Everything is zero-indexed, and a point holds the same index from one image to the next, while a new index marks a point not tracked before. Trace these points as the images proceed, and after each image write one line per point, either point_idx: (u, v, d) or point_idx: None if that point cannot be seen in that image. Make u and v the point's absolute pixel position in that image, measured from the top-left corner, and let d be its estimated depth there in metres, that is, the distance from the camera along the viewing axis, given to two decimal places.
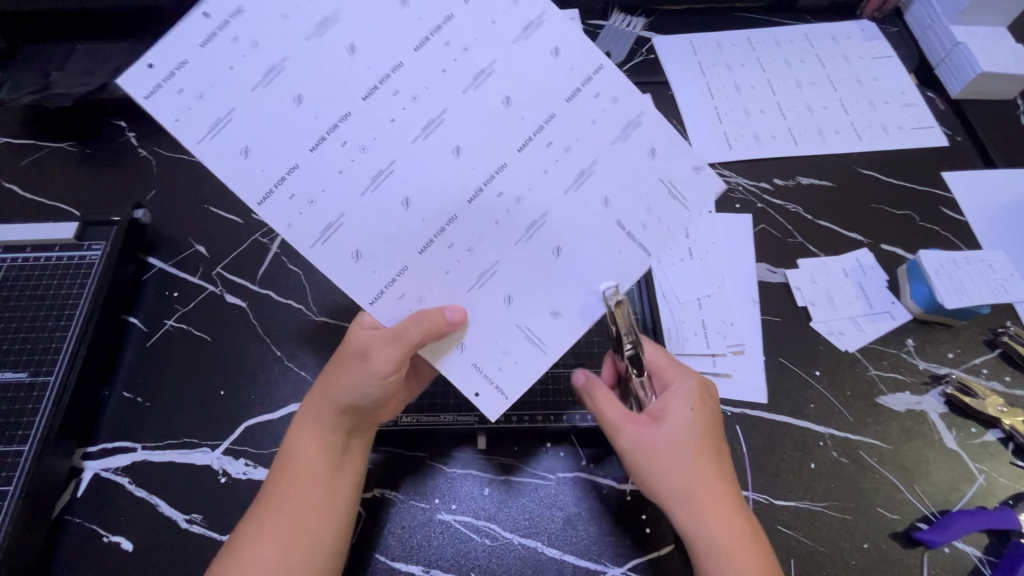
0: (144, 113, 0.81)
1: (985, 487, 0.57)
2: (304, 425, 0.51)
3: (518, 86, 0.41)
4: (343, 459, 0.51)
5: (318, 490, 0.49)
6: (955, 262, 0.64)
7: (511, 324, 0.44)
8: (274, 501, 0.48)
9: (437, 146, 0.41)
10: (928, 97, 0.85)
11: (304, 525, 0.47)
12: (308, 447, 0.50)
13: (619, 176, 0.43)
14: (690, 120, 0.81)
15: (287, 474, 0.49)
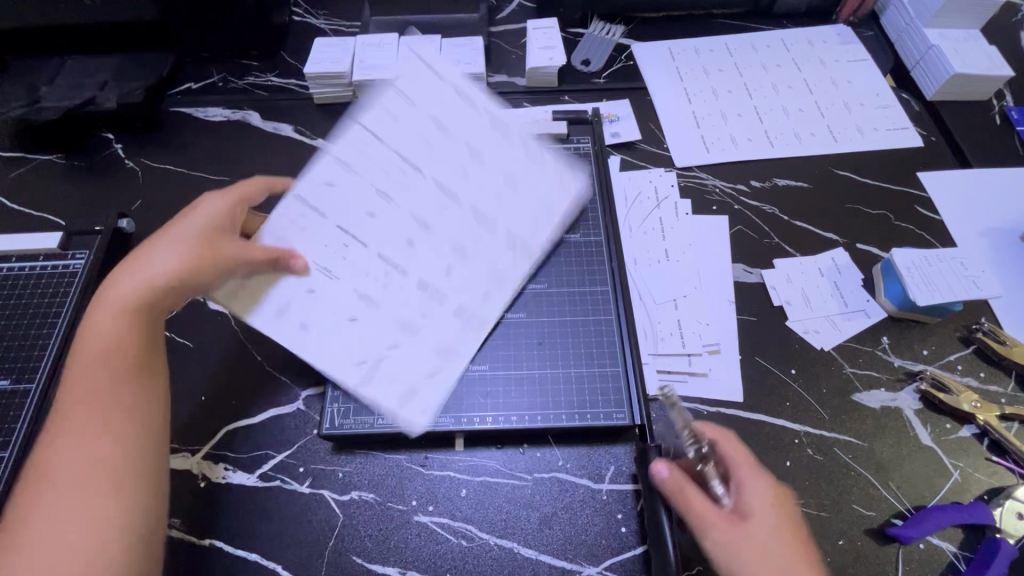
0: (133, 126, 0.83)
1: (960, 483, 0.58)
2: (90, 332, 0.50)
3: (496, 205, 0.62)
4: (130, 372, 0.50)
5: (106, 405, 0.48)
6: (927, 259, 0.65)
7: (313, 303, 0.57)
8: (65, 419, 0.47)
9: (417, 225, 0.60)
10: (904, 98, 0.86)
11: (96, 444, 0.46)
12: (92, 358, 0.49)
13: (462, 304, 0.59)
14: (668, 125, 0.82)
15: (75, 389, 0.48)
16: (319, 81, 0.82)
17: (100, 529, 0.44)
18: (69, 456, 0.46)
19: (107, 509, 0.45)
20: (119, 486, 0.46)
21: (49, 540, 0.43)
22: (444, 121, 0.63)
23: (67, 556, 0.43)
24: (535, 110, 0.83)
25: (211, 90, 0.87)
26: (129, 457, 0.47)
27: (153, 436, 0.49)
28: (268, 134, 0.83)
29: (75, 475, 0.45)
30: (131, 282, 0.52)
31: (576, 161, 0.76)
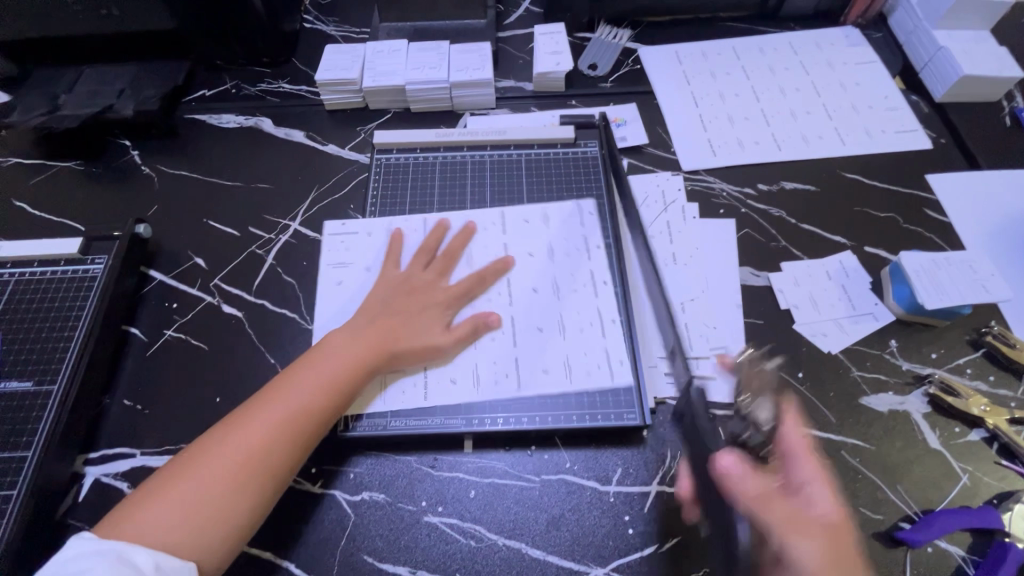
0: (149, 133, 0.85)
1: (969, 487, 0.58)
2: (326, 360, 0.58)
3: (543, 332, 0.64)
4: (323, 418, 0.55)
5: (287, 427, 0.54)
6: (935, 262, 0.65)
7: (346, 296, 0.68)
8: (253, 412, 0.54)
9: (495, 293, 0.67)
10: (913, 99, 0.86)
11: (259, 451, 0.52)
12: (314, 385, 0.56)
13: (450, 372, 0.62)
14: (675, 128, 0.83)
15: (279, 390, 0.56)
16: (329, 87, 0.83)
17: (205, 529, 0.48)
18: (243, 437, 0.52)
19: (221, 516, 0.49)
20: (247, 500, 0.50)
21: (177, 505, 0.48)
22: (595, 240, 0.71)
23: (173, 529, 0.47)
24: (543, 115, 0.84)
25: (225, 97, 0.89)
26: (270, 476, 0.52)
27: (288, 475, 0.53)
28: (280, 139, 0.84)
29: (229, 463, 0.51)
30: (370, 312, 0.63)
31: (583, 165, 0.77)
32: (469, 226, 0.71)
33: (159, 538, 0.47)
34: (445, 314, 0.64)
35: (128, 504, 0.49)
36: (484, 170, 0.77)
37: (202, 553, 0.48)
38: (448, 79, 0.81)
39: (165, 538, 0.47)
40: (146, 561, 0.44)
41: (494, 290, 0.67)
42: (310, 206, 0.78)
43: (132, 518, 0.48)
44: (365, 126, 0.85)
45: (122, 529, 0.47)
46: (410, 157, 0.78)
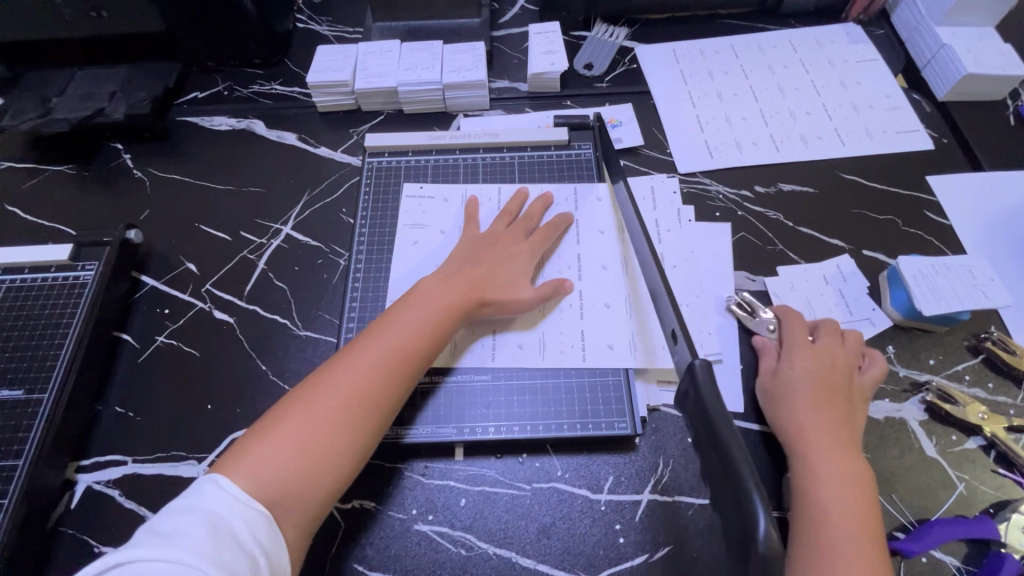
0: (141, 136, 0.84)
1: (965, 496, 0.57)
2: (419, 305, 0.60)
3: (614, 303, 0.66)
4: (420, 361, 0.58)
5: (388, 370, 0.55)
6: (934, 267, 0.64)
7: (426, 256, 0.70)
8: (354, 355, 0.56)
9: (569, 258, 0.69)
10: (915, 98, 0.84)
11: (363, 392, 0.54)
12: (411, 330, 0.58)
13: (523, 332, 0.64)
14: (671, 129, 0.82)
15: (378, 334, 0.58)
16: (322, 89, 0.83)
17: (314, 468, 0.50)
18: (338, 388, 0.54)
19: (331, 455, 0.51)
20: (347, 446, 0.52)
21: (285, 444, 0.50)
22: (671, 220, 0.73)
23: (284, 468, 0.49)
24: (537, 115, 0.83)
25: (217, 99, 0.89)
26: (368, 425, 0.53)
27: (389, 416, 0.55)
28: (273, 142, 0.84)
29: (337, 402, 0.53)
30: (454, 264, 0.65)
31: (577, 168, 0.76)
32: (548, 195, 0.72)
33: (270, 479, 0.48)
34: (524, 267, 0.65)
35: (240, 445, 0.51)
36: (475, 174, 0.77)
37: (312, 491, 0.50)
38: (441, 81, 0.80)
39: (278, 477, 0.49)
40: (241, 528, 0.45)
41: (564, 261, 0.69)
42: (302, 210, 0.77)
43: (247, 457, 0.49)
44: (357, 128, 0.84)
45: (236, 468, 0.48)
46: (402, 160, 0.78)
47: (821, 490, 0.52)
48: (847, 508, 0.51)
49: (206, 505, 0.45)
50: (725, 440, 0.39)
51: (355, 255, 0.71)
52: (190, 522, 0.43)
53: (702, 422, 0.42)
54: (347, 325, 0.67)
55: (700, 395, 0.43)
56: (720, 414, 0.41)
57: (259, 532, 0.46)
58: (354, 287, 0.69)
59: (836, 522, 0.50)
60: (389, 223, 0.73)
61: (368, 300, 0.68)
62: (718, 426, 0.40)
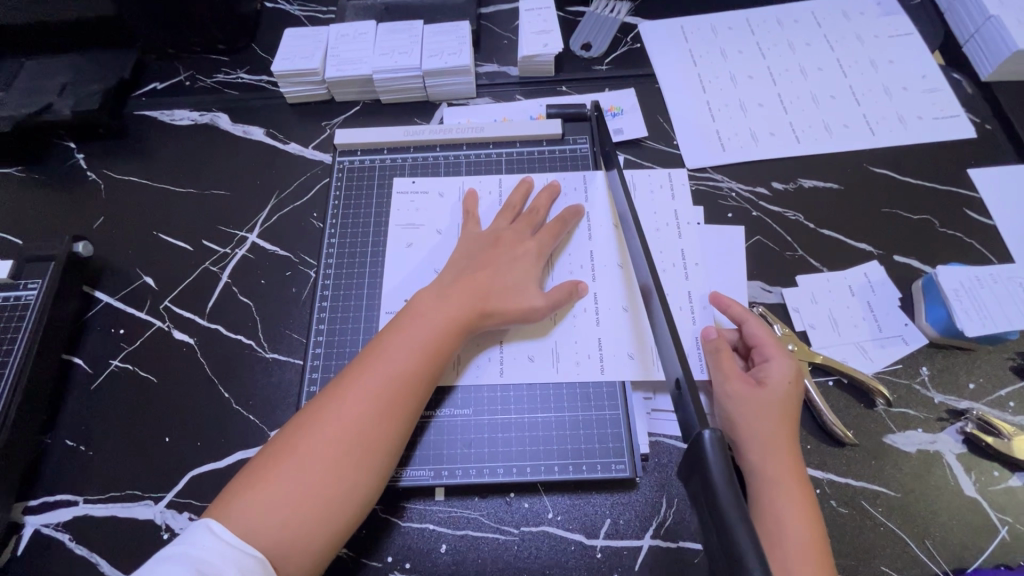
0: (95, 134, 0.77)
1: (1008, 542, 0.50)
2: (420, 322, 0.53)
3: (630, 308, 0.59)
4: (426, 384, 0.51)
5: (390, 399, 0.49)
6: (978, 279, 0.57)
7: (423, 260, 0.63)
8: (350, 383, 0.49)
9: (580, 257, 0.62)
10: (955, 78, 0.75)
11: (363, 426, 0.47)
12: (414, 350, 0.51)
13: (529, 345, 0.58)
14: (679, 118, 0.73)
15: (374, 357, 0.51)
16: (289, 79, 0.74)
17: (311, 517, 0.44)
18: (333, 422, 0.47)
19: (332, 500, 0.45)
20: (349, 489, 0.46)
21: (278, 494, 0.44)
22: (687, 212, 0.66)
23: (277, 520, 0.43)
24: (529, 104, 0.75)
25: (178, 90, 0.80)
26: (372, 462, 0.47)
27: (396, 449, 0.49)
28: (238, 138, 0.76)
29: (334, 440, 0.46)
30: (455, 269, 0.58)
31: (573, 165, 0.68)
32: (554, 184, 0.65)
33: (262, 535, 0.43)
34: (535, 269, 0.58)
35: (226, 495, 0.45)
36: (458, 172, 0.69)
37: (312, 543, 0.44)
38: (421, 67, 0.72)
39: (272, 533, 0.43)
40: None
41: (577, 259, 0.62)
42: (270, 215, 0.70)
43: (237, 507, 0.43)
44: (330, 122, 0.76)
45: (229, 515, 0.43)
46: (376, 159, 0.70)
47: (783, 520, 0.46)
48: (806, 540, 0.45)
49: (193, 552, 0.40)
50: (744, 560, 0.31)
51: (324, 268, 0.65)
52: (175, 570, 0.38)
53: (712, 524, 0.34)
54: (317, 348, 0.60)
55: (712, 490, 0.34)
56: (740, 525, 0.32)
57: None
58: (322, 302, 0.63)
59: (800, 559, 0.44)
60: (363, 229, 0.66)
61: (338, 319, 0.62)
62: (738, 540, 0.32)
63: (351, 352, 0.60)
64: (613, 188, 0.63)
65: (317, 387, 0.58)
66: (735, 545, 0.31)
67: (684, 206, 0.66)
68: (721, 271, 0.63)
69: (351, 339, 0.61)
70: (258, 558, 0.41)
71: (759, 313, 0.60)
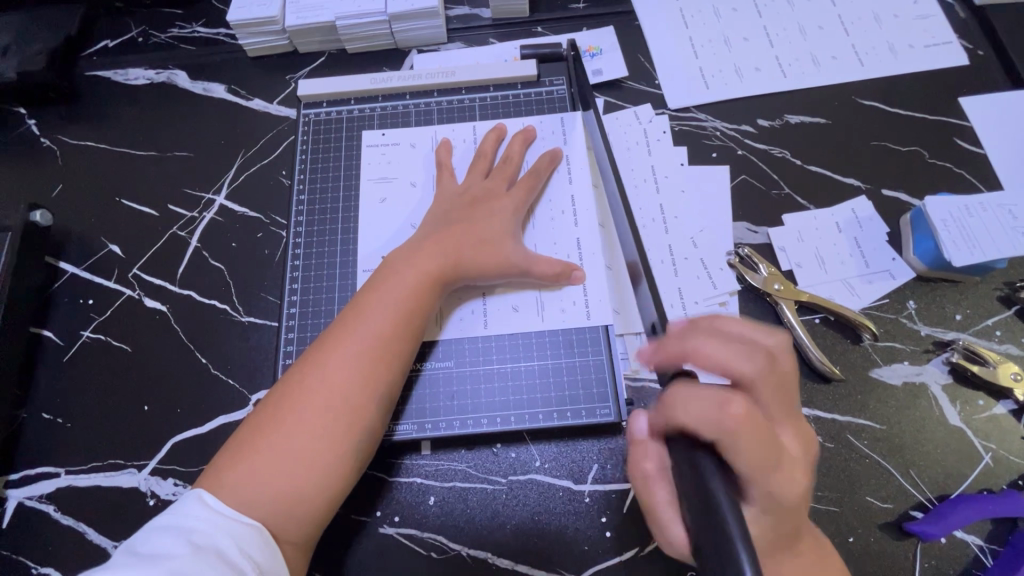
0: (44, 97, 0.72)
1: (991, 467, 0.51)
2: (396, 279, 0.51)
3: (613, 256, 0.58)
4: (408, 340, 0.50)
5: (373, 359, 0.48)
6: (967, 208, 0.55)
7: (399, 216, 0.61)
8: (331, 345, 0.48)
9: (562, 204, 0.60)
10: (947, 2, 0.71)
11: (349, 386, 0.46)
12: (392, 307, 0.50)
13: (510, 298, 0.56)
14: (660, 57, 0.69)
15: (351, 319, 0.49)
16: (247, 29, 0.70)
17: (306, 482, 0.44)
18: (318, 385, 0.46)
19: (326, 464, 0.44)
20: (341, 451, 0.45)
21: (269, 464, 0.43)
22: (668, 155, 0.64)
23: (274, 486, 0.43)
24: (503, 47, 0.71)
25: (130, 47, 0.75)
26: (361, 422, 0.46)
27: (386, 407, 0.48)
28: (198, 96, 0.72)
29: (321, 406, 0.45)
30: (428, 226, 0.56)
31: (551, 108, 0.65)
32: (529, 130, 0.62)
33: (257, 502, 0.42)
34: (513, 222, 0.56)
35: (215, 465, 0.44)
36: (429, 120, 0.66)
37: (312, 503, 0.44)
38: (385, 10, 0.67)
39: (267, 500, 0.42)
40: (229, 546, 0.39)
41: (558, 206, 0.60)
42: (236, 175, 0.67)
43: (226, 476, 0.43)
44: (294, 74, 0.72)
45: (220, 483, 0.42)
46: (343, 111, 0.67)
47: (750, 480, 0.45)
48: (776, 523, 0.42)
49: (186, 523, 0.39)
50: None
51: (295, 227, 0.62)
52: (169, 542, 0.37)
53: None
54: (293, 310, 0.59)
55: None
56: None
57: (253, 550, 0.40)
58: (295, 262, 0.61)
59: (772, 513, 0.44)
60: (333, 186, 0.64)
61: (312, 279, 0.60)
62: None
63: (327, 310, 0.58)
64: (590, 130, 0.60)
65: (293, 347, 0.57)
66: (705, 483, 0.33)
67: (666, 148, 0.64)
68: (705, 212, 0.61)
69: (326, 298, 0.59)
70: (256, 527, 0.41)
71: (744, 254, 0.58)
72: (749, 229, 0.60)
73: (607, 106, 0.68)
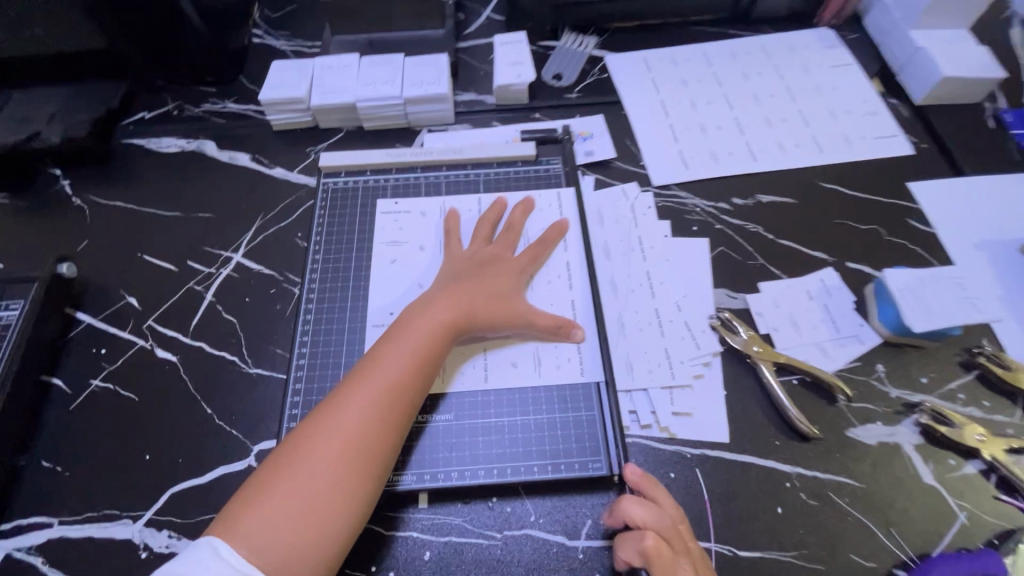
0: (81, 161, 0.79)
1: (967, 526, 0.53)
2: (409, 331, 0.55)
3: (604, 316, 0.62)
4: (420, 389, 0.53)
5: (385, 408, 0.50)
6: (921, 280, 0.61)
7: (406, 276, 0.66)
8: (347, 393, 0.51)
9: (558, 267, 0.65)
10: (891, 103, 0.82)
11: (363, 432, 0.49)
12: (404, 358, 0.53)
13: (507, 354, 0.60)
14: (644, 140, 0.78)
15: (368, 368, 0.52)
16: (275, 107, 0.78)
17: (317, 528, 0.45)
18: (333, 431, 0.48)
19: (336, 508, 0.46)
20: (353, 496, 0.47)
21: (282, 510, 0.44)
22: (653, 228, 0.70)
23: (289, 532, 0.44)
24: (505, 130, 0.79)
25: (166, 119, 0.83)
26: (372, 467, 0.48)
27: (392, 456, 0.50)
28: (224, 164, 0.79)
29: (332, 452, 0.47)
30: (439, 284, 0.60)
31: (547, 183, 0.72)
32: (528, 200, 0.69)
33: (270, 548, 0.43)
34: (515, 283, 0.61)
35: (231, 505, 0.45)
36: (438, 192, 0.72)
37: (323, 549, 0.45)
38: (402, 95, 0.76)
39: (279, 545, 0.43)
40: None
41: (554, 270, 0.65)
42: (254, 236, 0.72)
43: (240, 523, 0.44)
44: (314, 147, 0.79)
45: (234, 532, 0.43)
46: (359, 180, 0.73)
47: None
48: None
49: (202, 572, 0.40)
50: None
51: (309, 284, 0.66)
52: None
53: None
54: (302, 362, 0.62)
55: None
56: None
57: None
58: (306, 317, 0.64)
59: None
60: (347, 248, 0.69)
61: (322, 333, 0.63)
62: None
63: (334, 363, 0.61)
64: None
65: (300, 398, 0.59)
66: None
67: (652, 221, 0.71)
68: (688, 279, 0.66)
69: (334, 351, 0.62)
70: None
71: (724, 317, 0.63)
72: (729, 297, 0.66)
73: (598, 182, 0.75)
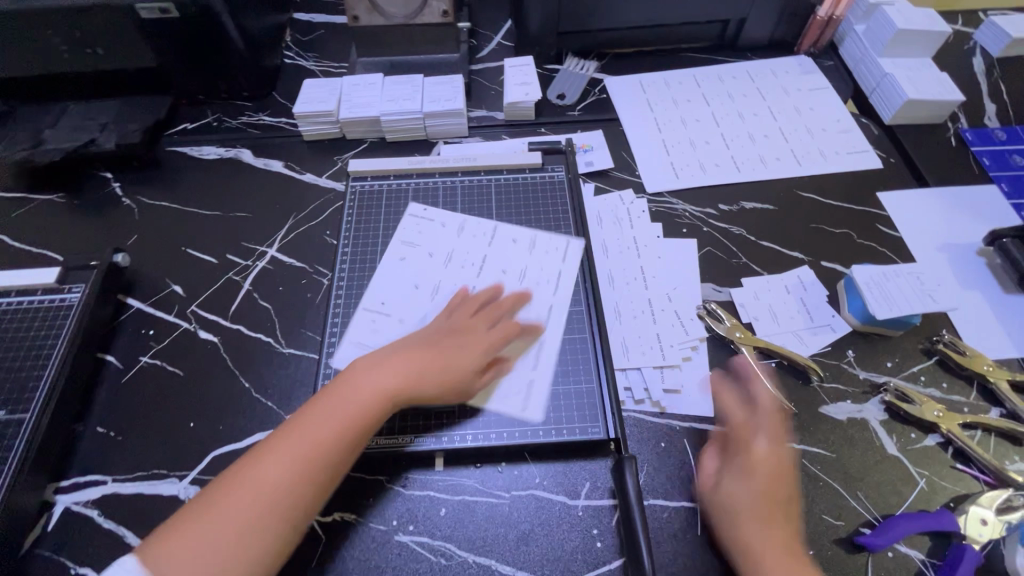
0: (131, 166, 0.87)
1: (926, 491, 0.59)
2: (375, 367, 0.58)
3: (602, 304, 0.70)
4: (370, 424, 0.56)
5: (329, 439, 0.53)
6: (884, 274, 0.68)
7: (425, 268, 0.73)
8: (303, 420, 0.55)
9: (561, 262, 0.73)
10: (863, 122, 0.91)
11: (304, 459, 0.52)
12: (363, 394, 0.56)
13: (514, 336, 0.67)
14: (639, 152, 0.87)
15: (328, 399, 0.56)
16: (308, 119, 0.86)
17: (248, 542, 0.49)
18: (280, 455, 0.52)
19: (265, 526, 0.49)
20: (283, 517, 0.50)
21: (220, 522, 0.49)
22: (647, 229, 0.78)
23: (221, 542, 0.48)
24: (514, 142, 0.88)
25: (207, 130, 0.92)
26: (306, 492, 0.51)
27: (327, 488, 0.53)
28: (259, 169, 0.87)
29: (274, 473, 0.51)
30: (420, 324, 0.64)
31: (552, 189, 0.80)
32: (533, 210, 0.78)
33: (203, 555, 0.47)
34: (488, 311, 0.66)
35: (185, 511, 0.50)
36: (454, 195, 0.80)
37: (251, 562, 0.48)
38: (422, 110, 0.85)
39: (211, 554, 0.48)
40: None
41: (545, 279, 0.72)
42: (287, 233, 0.80)
43: (186, 531, 0.49)
44: (341, 156, 0.88)
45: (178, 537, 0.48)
46: (383, 184, 0.82)
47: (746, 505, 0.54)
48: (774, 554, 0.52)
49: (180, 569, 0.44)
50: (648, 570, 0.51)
51: (337, 275, 0.74)
52: None
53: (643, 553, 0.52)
54: (330, 343, 0.69)
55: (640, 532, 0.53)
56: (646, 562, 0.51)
57: None
58: (334, 303, 0.72)
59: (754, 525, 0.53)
60: (372, 244, 0.76)
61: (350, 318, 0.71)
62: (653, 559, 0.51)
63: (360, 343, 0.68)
64: None
65: (329, 373, 0.66)
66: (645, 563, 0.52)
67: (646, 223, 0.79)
68: (678, 274, 0.74)
69: None
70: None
71: (710, 306, 0.70)
72: (715, 290, 0.73)
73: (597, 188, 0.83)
